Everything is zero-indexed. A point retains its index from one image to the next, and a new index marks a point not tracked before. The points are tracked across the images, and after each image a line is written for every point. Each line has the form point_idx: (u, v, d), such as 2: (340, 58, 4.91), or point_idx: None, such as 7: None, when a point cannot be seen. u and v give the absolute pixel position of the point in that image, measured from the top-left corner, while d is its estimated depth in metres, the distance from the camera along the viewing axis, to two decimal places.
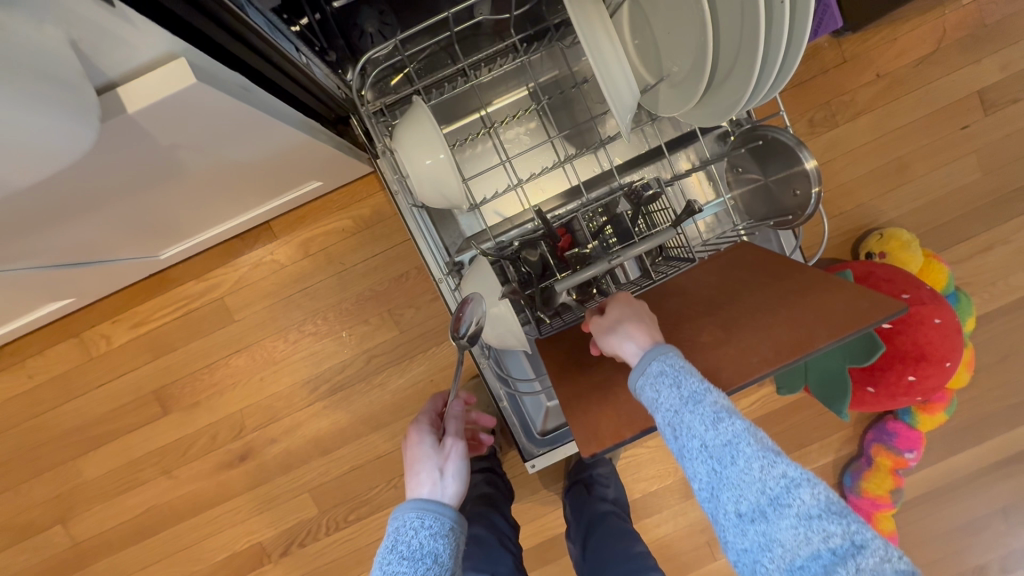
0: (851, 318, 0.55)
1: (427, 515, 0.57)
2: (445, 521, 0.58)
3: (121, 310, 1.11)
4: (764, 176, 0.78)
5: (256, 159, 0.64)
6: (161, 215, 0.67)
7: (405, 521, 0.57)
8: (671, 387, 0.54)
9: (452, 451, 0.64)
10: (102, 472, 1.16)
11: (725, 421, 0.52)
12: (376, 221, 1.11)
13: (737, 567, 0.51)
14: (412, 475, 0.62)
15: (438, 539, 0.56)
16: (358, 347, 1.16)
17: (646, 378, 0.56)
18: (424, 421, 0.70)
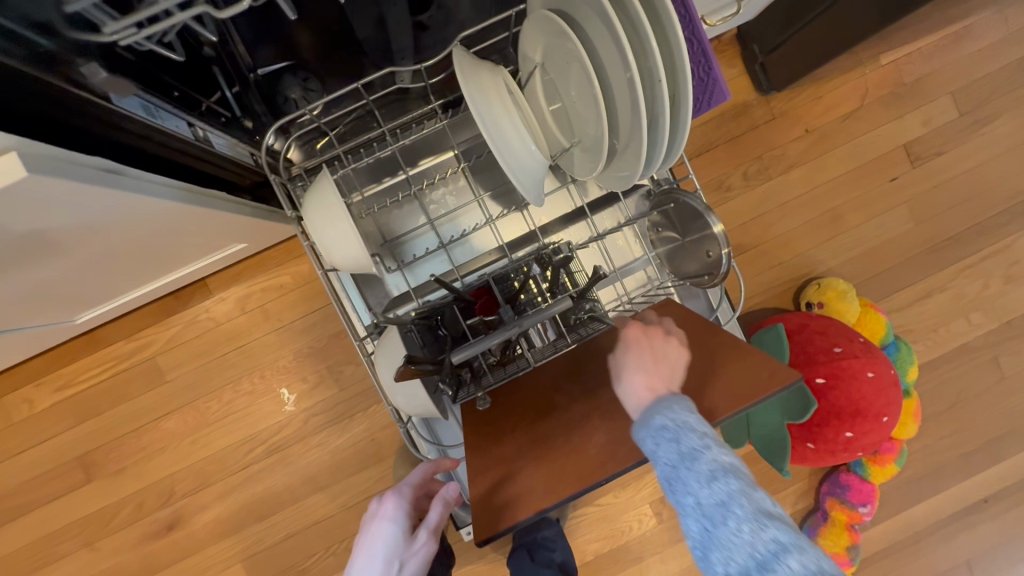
0: (751, 389, 0.54)
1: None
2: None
3: (46, 371, 1.07)
4: (682, 235, 0.78)
5: (151, 232, 0.63)
6: (53, 287, 0.65)
7: None
8: (670, 434, 0.54)
9: (421, 548, 0.53)
10: (18, 546, 1.09)
11: (719, 479, 0.54)
12: (316, 277, 1.10)
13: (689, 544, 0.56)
14: (359, 563, 0.52)
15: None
16: (296, 406, 1.12)
17: (647, 430, 0.56)
18: (394, 496, 0.57)
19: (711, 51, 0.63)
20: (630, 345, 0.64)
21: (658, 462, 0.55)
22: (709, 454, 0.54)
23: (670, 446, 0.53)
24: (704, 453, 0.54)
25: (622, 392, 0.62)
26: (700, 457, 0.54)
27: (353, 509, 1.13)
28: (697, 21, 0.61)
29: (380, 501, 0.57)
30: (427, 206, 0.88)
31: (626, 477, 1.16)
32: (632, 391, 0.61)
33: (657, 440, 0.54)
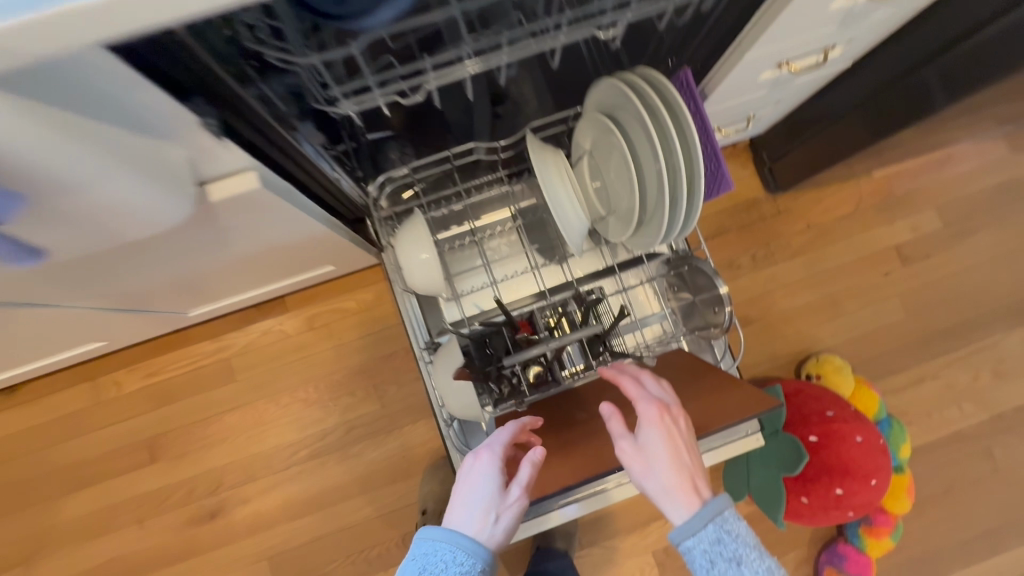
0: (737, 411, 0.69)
1: (456, 558, 0.59)
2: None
3: (140, 360, 1.25)
4: (694, 295, 0.95)
5: (284, 244, 0.83)
6: (202, 278, 0.84)
7: (440, 551, 0.60)
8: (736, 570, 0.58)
9: (513, 503, 0.62)
10: (81, 513, 1.23)
11: None
12: (377, 305, 1.28)
13: None
14: (461, 504, 0.63)
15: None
16: (341, 417, 1.26)
17: (700, 538, 0.58)
18: (491, 454, 0.66)
19: (721, 152, 0.80)
20: (656, 428, 0.63)
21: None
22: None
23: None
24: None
25: (655, 489, 0.61)
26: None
27: (379, 519, 1.23)
28: (710, 130, 0.80)
29: (479, 454, 0.66)
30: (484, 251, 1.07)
31: (633, 522, 1.23)
32: (667, 487, 0.60)
33: (714, 561, 0.58)
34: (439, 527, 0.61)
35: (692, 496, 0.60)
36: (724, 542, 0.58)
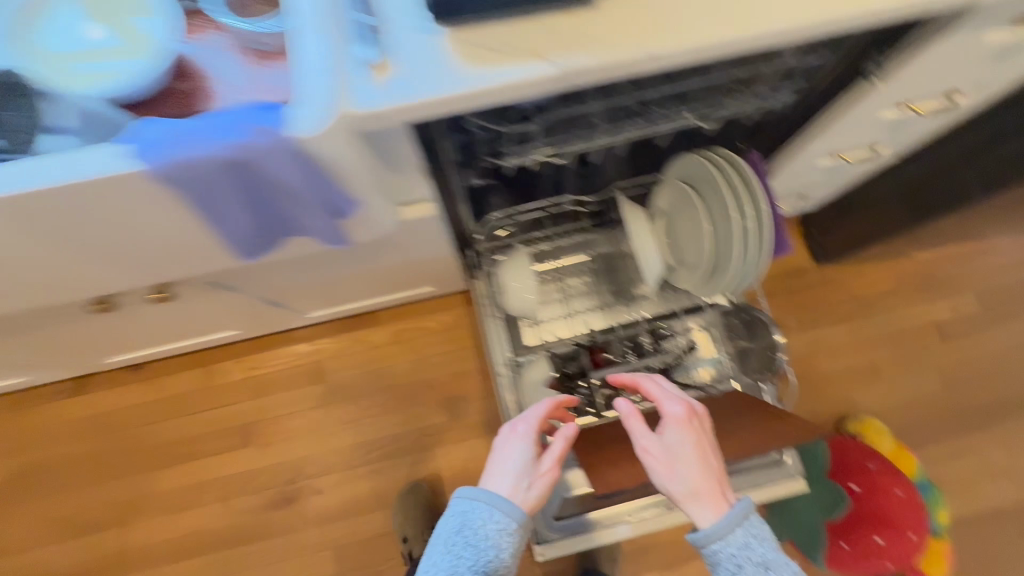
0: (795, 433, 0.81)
1: (494, 518, 0.68)
2: (508, 533, 0.68)
3: (244, 354, 1.43)
4: (751, 341, 1.08)
5: (414, 260, 1.00)
6: (342, 282, 1.03)
7: (478, 509, 0.68)
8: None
9: (545, 473, 0.72)
10: (173, 486, 1.37)
11: None
12: (455, 327, 1.45)
13: None
14: (497, 472, 0.71)
15: (494, 543, 0.67)
16: (413, 424, 1.40)
17: (723, 539, 0.64)
18: (525, 429, 0.74)
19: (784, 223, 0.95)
20: (679, 430, 0.69)
21: None
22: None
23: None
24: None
25: (680, 488, 0.66)
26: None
27: None
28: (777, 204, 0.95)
29: (515, 428, 0.74)
30: (563, 288, 1.24)
31: (670, 559, 1.30)
32: (692, 486, 0.66)
33: (741, 565, 0.63)
34: (478, 488, 0.70)
35: (717, 498, 0.66)
36: (748, 544, 0.64)
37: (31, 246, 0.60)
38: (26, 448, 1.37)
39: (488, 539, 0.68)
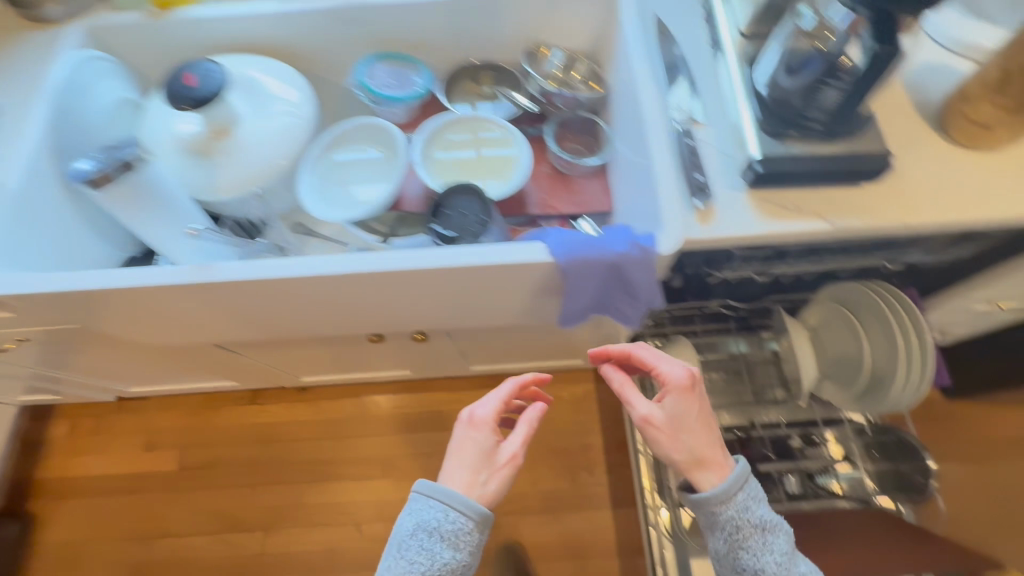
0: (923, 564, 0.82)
1: (450, 516, 0.57)
2: (468, 530, 0.57)
3: (395, 392, 1.59)
4: (897, 464, 1.01)
5: (593, 336, 1.16)
6: (528, 344, 1.18)
7: (427, 509, 0.57)
8: (766, 544, 0.58)
9: (506, 463, 0.60)
10: (314, 502, 1.49)
11: None
12: (586, 399, 1.55)
13: None
14: (450, 463, 0.60)
15: (450, 546, 0.56)
16: (537, 486, 1.46)
17: (736, 512, 0.58)
18: (480, 417, 0.61)
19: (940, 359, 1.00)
20: (680, 391, 0.60)
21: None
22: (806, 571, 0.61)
23: (772, 560, 0.58)
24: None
25: (683, 453, 0.59)
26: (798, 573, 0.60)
27: None
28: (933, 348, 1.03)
29: (473, 419, 0.61)
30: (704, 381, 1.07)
31: None
32: (694, 450, 0.59)
33: (741, 528, 0.58)
34: (423, 490, 0.58)
35: (719, 458, 0.59)
36: (753, 515, 0.59)
37: (365, 309, 0.74)
38: (204, 442, 1.56)
39: (442, 542, 0.56)
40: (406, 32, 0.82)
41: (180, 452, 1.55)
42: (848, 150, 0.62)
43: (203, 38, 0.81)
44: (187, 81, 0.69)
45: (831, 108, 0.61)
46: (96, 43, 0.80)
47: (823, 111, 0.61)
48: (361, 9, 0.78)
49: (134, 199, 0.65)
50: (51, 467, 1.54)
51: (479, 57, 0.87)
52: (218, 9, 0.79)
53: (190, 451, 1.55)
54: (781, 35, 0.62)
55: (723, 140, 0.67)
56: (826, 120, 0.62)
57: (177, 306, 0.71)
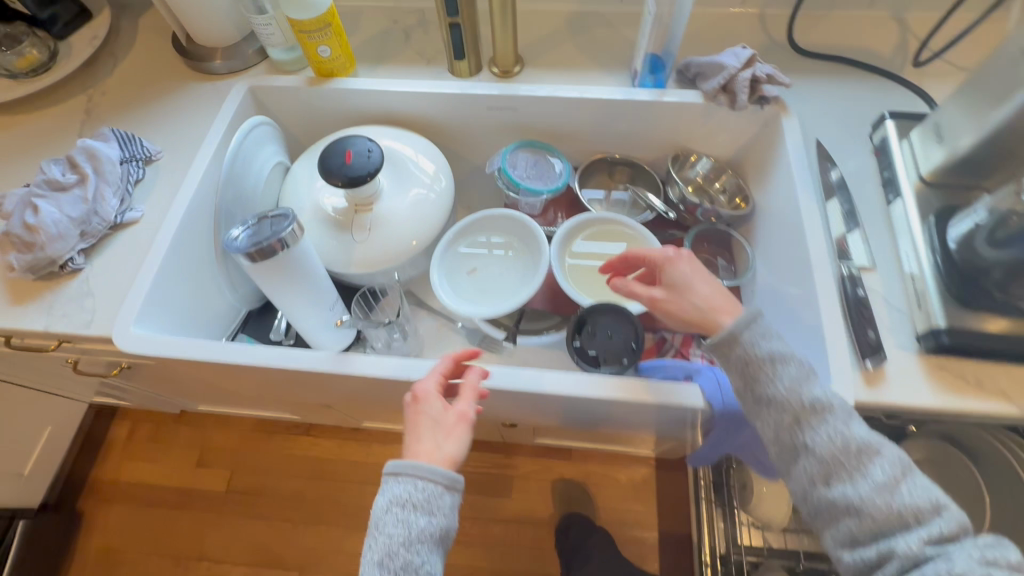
0: None
1: (414, 486, 0.50)
2: (442, 493, 0.51)
3: None
4: None
5: None
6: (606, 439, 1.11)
7: (391, 484, 0.51)
8: (784, 373, 0.53)
9: (464, 421, 0.54)
10: (352, 552, 1.43)
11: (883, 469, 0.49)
12: None
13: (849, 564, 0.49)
14: (409, 442, 0.53)
15: (421, 514, 0.50)
16: None
17: (749, 351, 0.54)
18: (424, 389, 0.56)
19: None
20: (694, 267, 0.59)
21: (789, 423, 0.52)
22: (823, 397, 0.52)
23: (788, 386, 0.52)
24: (825, 402, 0.51)
25: (694, 313, 0.57)
26: (812, 399, 0.52)
27: None
28: None
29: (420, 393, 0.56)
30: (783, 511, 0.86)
31: None
32: (703, 305, 0.56)
33: (753, 363, 0.54)
34: (388, 470, 0.52)
35: (726, 303, 0.57)
36: (775, 357, 0.53)
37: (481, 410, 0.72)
38: (254, 468, 1.54)
39: (416, 511, 0.50)
40: (550, 123, 0.82)
41: (229, 476, 1.53)
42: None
43: (354, 106, 0.84)
44: (347, 158, 0.70)
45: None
46: (254, 101, 0.84)
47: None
48: (515, 99, 0.79)
49: (281, 274, 0.65)
50: (104, 471, 1.55)
51: (620, 152, 0.85)
52: (374, 84, 0.81)
53: (239, 477, 1.53)
54: (985, 208, 0.59)
55: (895, 294, 0.63)
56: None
57: (302, 385, 0.69)
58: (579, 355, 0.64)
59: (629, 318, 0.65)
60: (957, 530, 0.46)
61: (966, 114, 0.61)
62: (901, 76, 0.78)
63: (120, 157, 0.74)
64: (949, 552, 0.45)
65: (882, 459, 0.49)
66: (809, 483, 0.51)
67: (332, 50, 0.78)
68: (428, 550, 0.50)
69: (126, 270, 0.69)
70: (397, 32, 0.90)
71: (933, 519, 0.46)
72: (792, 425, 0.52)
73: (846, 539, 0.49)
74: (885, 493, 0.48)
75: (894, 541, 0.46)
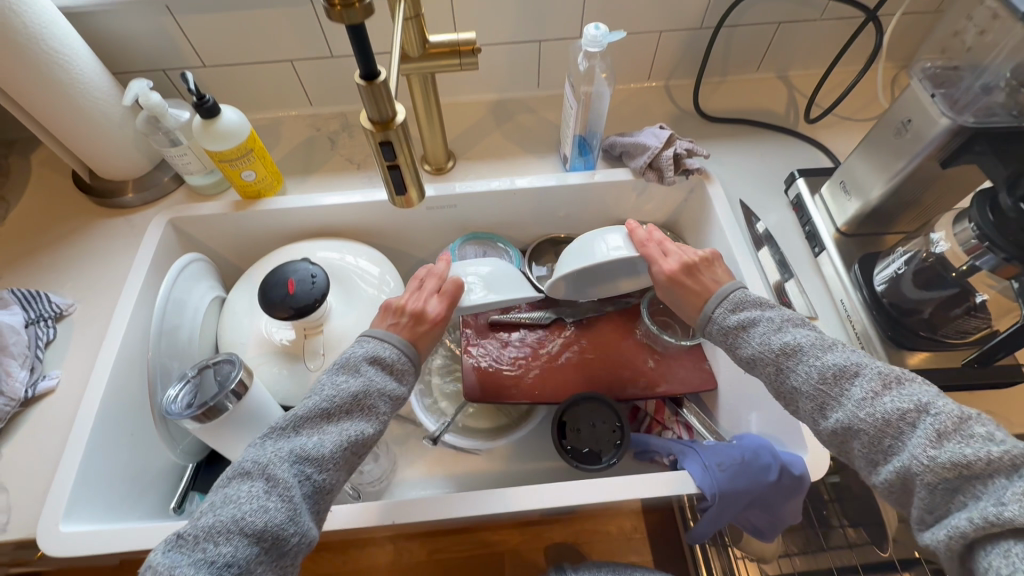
0: None
1: (383, 346, 0.54)
2: (409, 364, 0.55)
3: None
4: None
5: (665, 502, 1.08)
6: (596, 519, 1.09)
7: (375, 348, 0.54)
8: (751, 329, 0.53)
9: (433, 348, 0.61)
10: None
11: (880, 399, 0.45)
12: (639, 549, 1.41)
13: (886, 496, 0.46)
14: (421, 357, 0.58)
15: (393, 377, 0.53)
16: None
17: (722, 324, 0.55)
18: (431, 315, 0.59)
19: None
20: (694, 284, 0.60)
21: (788, 390, 0.50)
22: (792, 338, 0.50)
23: (756, 342, 0.52)
24: (795, 342, 0.50)
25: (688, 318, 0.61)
26: (785, 343, 0.51)
27: None
28: None
29: (423, 316, 0.59)
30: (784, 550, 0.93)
31: None
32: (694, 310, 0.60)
33: (730, 332, 0.55)
34: (359, 340, 0.55)
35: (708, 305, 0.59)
36: (750, 326, 0.53)
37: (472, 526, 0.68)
38: None
39: (387, 372, 0.53)
40: (492, 213, 0.83)
41: None
42: (990, 371, 0.62)
43: (287, 223, 0.81)
44: (289, 288, 0.66)
45: (971, 333, 0.62)
46: (177, 232, 0.78)
47: (960, 334, 0.62)
48: (453, 197, 0.79)
49: (229, 430, 0.59)
50: None
51: (563, 232, 0.88)
52: (306, 199, 0.79)
53: None
54: (906, 252, 0.64)
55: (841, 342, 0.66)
56: (975, 355, 0.61)
57: None
58: (575, 456, 0.69)
59: (603, 402, 0.72)
60: (973, 433, 0.41)
61: (870, 171, 0.67)
62: (796, 131, 0.87)
63: (25, 321, 0.66)
64: (964, 461, 0.40)
65: (867, 379, 0.46)
66: (817, 427, 0.48)
67: (256, 172, 0.75)
68: (386, 405, 0.51)
69: (46, 451, 0.61)
70: (321, 138, 0.89)
71: (935, 425, 0.42)
72: (776, 374, 0.51)
73: (874, 471, 0.45)
74: (877, 415, 0.44)
75: (906, 464, 0.42)
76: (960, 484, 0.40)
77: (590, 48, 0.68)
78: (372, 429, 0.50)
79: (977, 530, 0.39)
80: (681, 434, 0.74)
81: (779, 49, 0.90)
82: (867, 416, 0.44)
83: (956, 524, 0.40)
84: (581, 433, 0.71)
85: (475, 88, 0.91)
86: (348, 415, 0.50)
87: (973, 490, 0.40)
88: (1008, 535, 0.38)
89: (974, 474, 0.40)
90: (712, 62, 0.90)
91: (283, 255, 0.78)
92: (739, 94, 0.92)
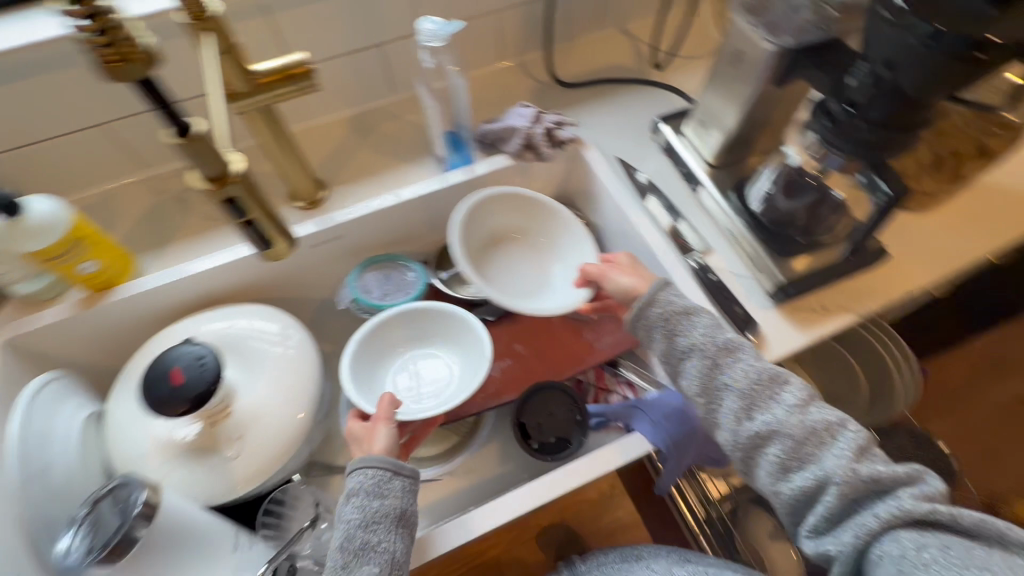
0: None
1: (364, 474, 0.56)
2: (389, 475, 0.56)
3: None
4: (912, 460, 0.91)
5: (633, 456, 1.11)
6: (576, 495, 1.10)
7: (360, 479, 0.56)
8: (690, 319, 0.61)
9: (378, 427, 0.60)
10: None
11: (808, 407, 0.54)
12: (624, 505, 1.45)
13: (791, 506, 0.53)
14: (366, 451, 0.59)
15: (374, 497, 0.55)
16: None
17: (657, 308, 0.62)
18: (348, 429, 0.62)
19: None
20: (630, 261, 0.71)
21: (721, 377, 0.57)
22: (734, 341, 0.59)
23: (700, 334, 0.60)
24: (735, 344, 0.59)
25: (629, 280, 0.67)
26: (725, 343, 0.59)
27: None
28: None
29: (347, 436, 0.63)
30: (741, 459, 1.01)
31: None
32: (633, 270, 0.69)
33: (670, 317, 0.61)
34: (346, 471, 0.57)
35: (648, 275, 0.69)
36: (687, 311, 0.62)
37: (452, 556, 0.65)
38: None
39: (372, 497, 0.55)
40: (383, 234, 0.79)
41: None
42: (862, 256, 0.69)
43: (155, 306, 0.71)
44: (175, 379, 0.58)
45: (837, 231, 0.68)
46: (20, 353, 0.66)
47: (830, 232, 0.68)
48: (337, 229, 0.74)
49: (153, 556, 0.52)
50: None
51: None
52: (169, 275, 0.70)
53: None
54: (771, 171, 0.69)
55: (738, 266, 0.71)
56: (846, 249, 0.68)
57: None
58: (546, 450, 0.70)
59: (550, 388, 0.73)
60: (878, 456, 0.51)
61: (721, 103, 0.71)
62: (652, 79, 0.90)
63: None
64: (878, 475, 0.49)
65: (796, 389, 0.55)
66: (738, 429, 0.56)
67: (99, 262, 0.65)
68: (388, 526, 0.54)
69: None
70: (169, 201, 0.79)
71: (854, 440, 0.52)
72: (711, 367, 0.58)
73: (786, 479, 0.53)
74: (806, 422, 0.53)
75: (825, 470, 0.51)
76: (865, 497, 0.49)
77: (429, 44, 0.66)
78: (385, 559, 0.53)
79: (879, 525, 0.47)
80: (626, 393, 0.75)
81: (615, 4, 0.92)
82: (796, 416, 0.53)
83: (863, 524, 0.48)
84: (542, 426, 0.71)
85: (327, 109, 0.85)
86: (357, 559, 0.53)
87: (871, 503, 0.49)
88: (901, 530, 0.47)
89: (882, 489, 0.49)
90: (557, 31, 0.91)
91: (160, 342, 0.69)
92: (591, 56, 0.94)
